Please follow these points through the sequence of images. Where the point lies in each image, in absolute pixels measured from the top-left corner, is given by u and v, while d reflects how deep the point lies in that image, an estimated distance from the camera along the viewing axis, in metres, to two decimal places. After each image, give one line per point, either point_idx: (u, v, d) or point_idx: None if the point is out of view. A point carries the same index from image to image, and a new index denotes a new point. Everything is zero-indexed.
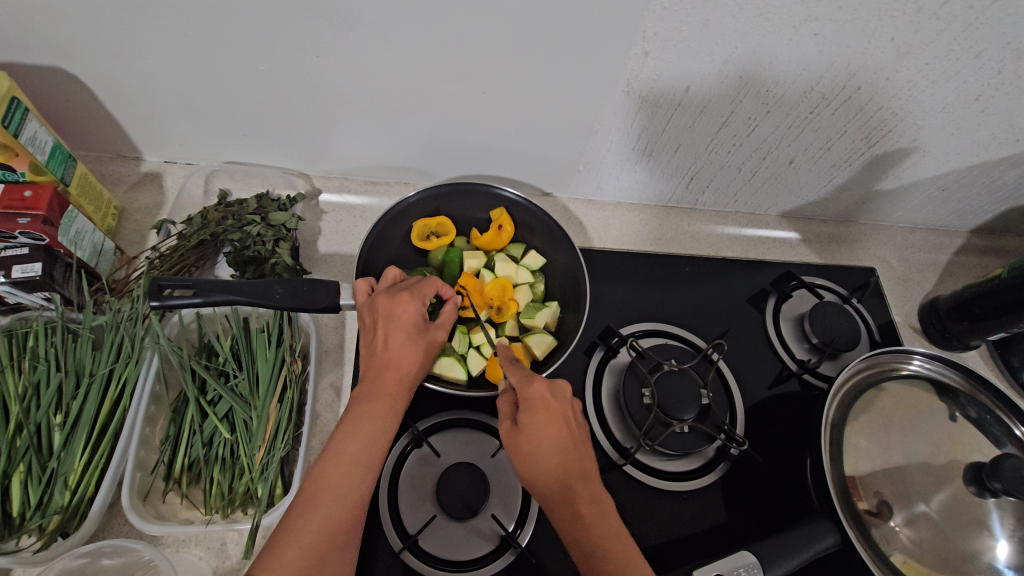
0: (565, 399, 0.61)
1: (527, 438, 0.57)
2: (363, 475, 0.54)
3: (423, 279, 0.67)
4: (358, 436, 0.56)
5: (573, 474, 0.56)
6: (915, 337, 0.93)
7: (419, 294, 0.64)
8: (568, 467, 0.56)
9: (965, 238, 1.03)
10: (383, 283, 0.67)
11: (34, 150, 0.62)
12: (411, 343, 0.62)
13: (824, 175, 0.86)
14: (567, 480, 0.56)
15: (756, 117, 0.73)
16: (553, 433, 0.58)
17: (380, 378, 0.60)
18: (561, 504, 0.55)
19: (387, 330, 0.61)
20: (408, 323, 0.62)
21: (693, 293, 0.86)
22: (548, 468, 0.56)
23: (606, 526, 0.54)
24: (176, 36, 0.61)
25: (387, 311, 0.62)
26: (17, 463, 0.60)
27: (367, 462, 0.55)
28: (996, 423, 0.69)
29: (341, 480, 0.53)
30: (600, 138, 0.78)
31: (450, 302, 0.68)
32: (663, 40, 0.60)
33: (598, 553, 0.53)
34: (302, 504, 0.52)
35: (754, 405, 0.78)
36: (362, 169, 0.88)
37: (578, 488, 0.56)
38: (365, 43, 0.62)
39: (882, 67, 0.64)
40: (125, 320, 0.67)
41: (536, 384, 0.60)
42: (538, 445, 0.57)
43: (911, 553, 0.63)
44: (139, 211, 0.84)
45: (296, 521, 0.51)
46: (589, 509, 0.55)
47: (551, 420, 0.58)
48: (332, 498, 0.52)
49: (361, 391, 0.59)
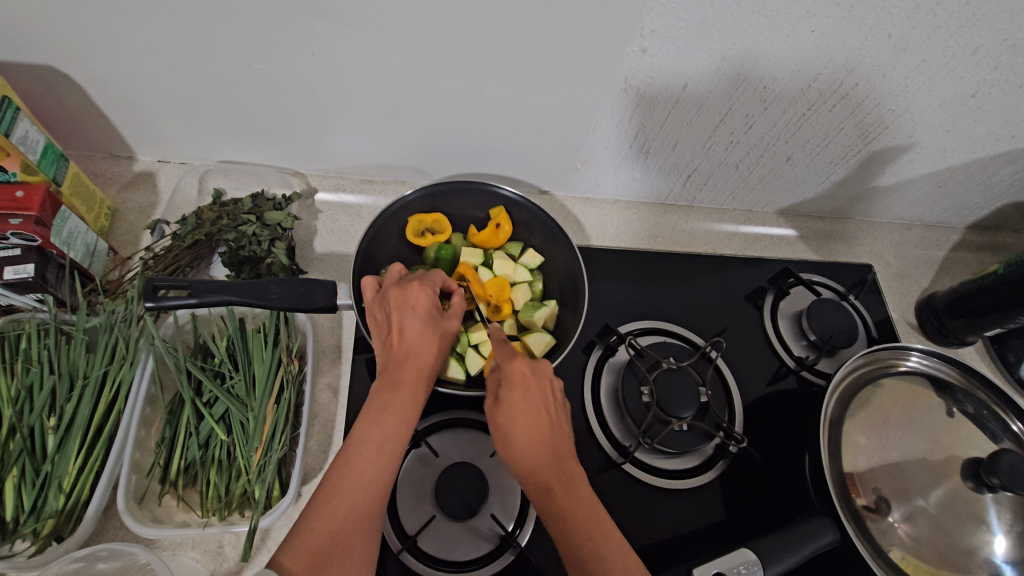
0: (544, 377, 0.61)
1: (502, 415, 0.59)
2: (388, 463, 0.54)
3: (430, 271, 0.68)
4: (382, 425, 0.56)
5: (547, 454, 0.57)
6: (911, 334, 0.93)
7: (428, 283, 0.65)
8: (541, 449, 0.57)
9: (960, 235, 1.03)
10: (391, 276, 0.67)
11: (25, 150, 0.62)
12: (427, 331, 0.62)
13: (821, 172, 0.86)
14: (541, 462, 0.56)
15: (754, 114, 0.73)
16: (528, 415, 0.58)
17: (401, 368, 0.59)
18: (534, 485, 0.56)
19: (402, 320, 0.62)
20: (423, 312, 0.62)
21: (691, 290, 0.86)
22: (522, 447, 0.57)
23: (578, 507, 0.54)
24: (171, 35, 0.60)
25: (401, 301, 0.62)
26: (10, 467, 0.60)
27: (392, 451, 0.55)
28: (993, 418, 0.70)
29: (366, 468, 0.53)
30: (598, 135, 0.78)
31: (459, 293, 0.69)
32: (661, 36, 0.60)
33: (569, 534, 0.52)
34: (326, 492, 0.52)
35: (753, 403, 0.78)
36: (358, 168, 0.87)
37: (551, 469, 0.56)
38: (361, 41, 0.61)
39: (878, 64, 0.64)
40: (119, 321, 0.66)
41: (515, 365, 0.61)
42: (513, 425, 0.58)
43: (909, 549, 0.63)
44: (132, 211, 0.83)
45: (322, 508, 0.50)
46: (562, 490, 0.55)
47: (527, 402, 0.59)
48: (358, 486, 0.52)
49: (382, 382, 0.59)
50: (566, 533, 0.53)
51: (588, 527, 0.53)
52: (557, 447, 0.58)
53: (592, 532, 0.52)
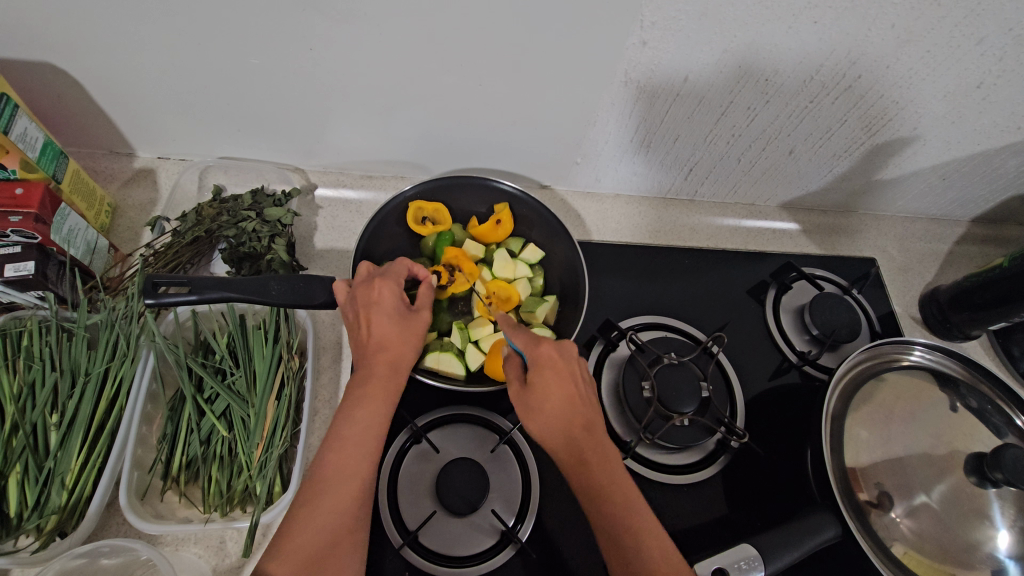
0: (571, 357, 0.61)
1: (533, 396, 0.59)
2: (363, 457, 0.54)
3: (394, 263, 0.67)
4: (355, 421, 0.55)
5: (579, 428, 0.57)
6: (915, 328, 0.92)
7: (392, 277, 0.64)
8: (571, 424, 0.57)
9: (965, 227, 1.03)
10: (359, 273, 0.66)
11: (24, 148, 0.61)
12: (396, 324, 0.61)
13: (823, 166, 0.86)
14: (573, 441, 0.57)
15: (756, 107, 0.72)
16: (558, 392, 0.59)
17: (371, 363, 0.59)
18: (573, 464, 0.56)
19: (369, 318, 0.61)
20: (388, 308, 0.61)
21: (693, 285, 0.86)
22: (552, 423, 0.58)
23: (615, 486, 0.54)
24: (170, 31, 0.60)
25: (366, 299, 0.62)
26: (13, 463, 0.60)
27: (368, 445, 0.55)
28: (996, 413, 0.69)
29: (343, 466, 0.53)
30: (598, 129, 0.78)
31: (426, 282, 0.68)
32: (662, 29, 0.59)
33: (603, 517, 0.53)
34: (308, 494, 0.52)
35: (755, 397, 0.78)
36: (358, 164, 0.87)
37: (585, 443, 0.57)
38: (357, 35, 0.61)
39: (882, 55, 0.63)
40: (120, 318, 0.66)
41: (540, 346, 0.61)
42: (544, 405, 0.58)
43: (911, 544, 0.63)
44: (133, 208, 0.83)
45: (303, 509, 0.51)
46: (599, 471, 0.55)
47: (556, 382, 0.59)
48: (336, 484, 0.52)
49: (355, 379, 0.59)
50: (603, 513, 0.53)
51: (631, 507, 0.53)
52: (586, 423, 0.58)
53: (628, 506, 0.53)
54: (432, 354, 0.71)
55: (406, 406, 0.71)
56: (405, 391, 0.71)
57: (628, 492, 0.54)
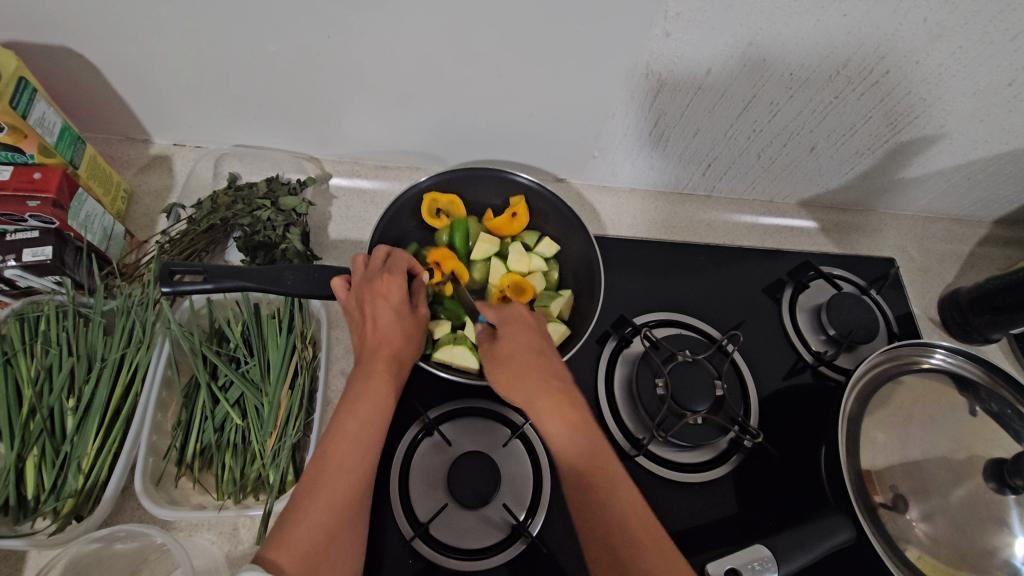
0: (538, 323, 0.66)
1: (502, 352, 0.62)
2: (365, 451, 0.53)
3: (392, 255, 0.67)
4: (356, 416, 0.55)
5: (549, 381, 0.58)
6: (934, 330, 0.91)
7: (398, 272, 0.64)
8: (540, 377, 0.58)
9: (987, 229, 1.01)
10: (357, 270, 0.64)
11: (42, 132, 0.61)
12: (403, 321, 0.62)
13: (845, 163, 0.84)
14: (545, 391, 0.57)
15: (779, 102, 0.71)
16: (526, 348, 0.62)
17: (373, 359, 0.59)
18: (547, 413, 0.56)
19: (374, 313, 0.61)
20: (394, 303, 0.62)
21: (708, 282, 0.85)
22: (521, 374, 0.59)
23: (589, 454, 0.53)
24: (190, 16, 0.60)
25: (372, 292, 0.61)
26: (31, 446, 0.61)
27: (368, 439, 0.54)
28: (1018, 419, 0.67)
29: (343, 458, 0.52)
30: (616, 122, 0.76)
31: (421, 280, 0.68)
32: (686, 20, 0.58)
33: (584, 481, 0.52)
34: (306, 487, 0.51)
35: (769, 397, 0.77)
36: (372, 153, 0.87)
37: (554, 396, 0.57)
38: (376, 22, 0.60)
39: (912, 50, 0.61)
40: (136, 304, 0.67)
41: (510, 311, 0.66)
42: (515, 358, 0.60)
43: (926, 549, 0.62)
44: (149, 195, 0.83)
45: (302, 502, 0.50)
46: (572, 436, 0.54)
47: (525, 338, 0.63)
48: (336, 477, 0.51)
49: (355, 375, 0.59)
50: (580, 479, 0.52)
51: (601, 484, 0.51)
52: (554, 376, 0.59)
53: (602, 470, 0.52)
54: (445, 347, 0.70)
55: (418, 399, 0.70)
56: (417, 384, 0.71)
57: (602, 480, 0.51)
